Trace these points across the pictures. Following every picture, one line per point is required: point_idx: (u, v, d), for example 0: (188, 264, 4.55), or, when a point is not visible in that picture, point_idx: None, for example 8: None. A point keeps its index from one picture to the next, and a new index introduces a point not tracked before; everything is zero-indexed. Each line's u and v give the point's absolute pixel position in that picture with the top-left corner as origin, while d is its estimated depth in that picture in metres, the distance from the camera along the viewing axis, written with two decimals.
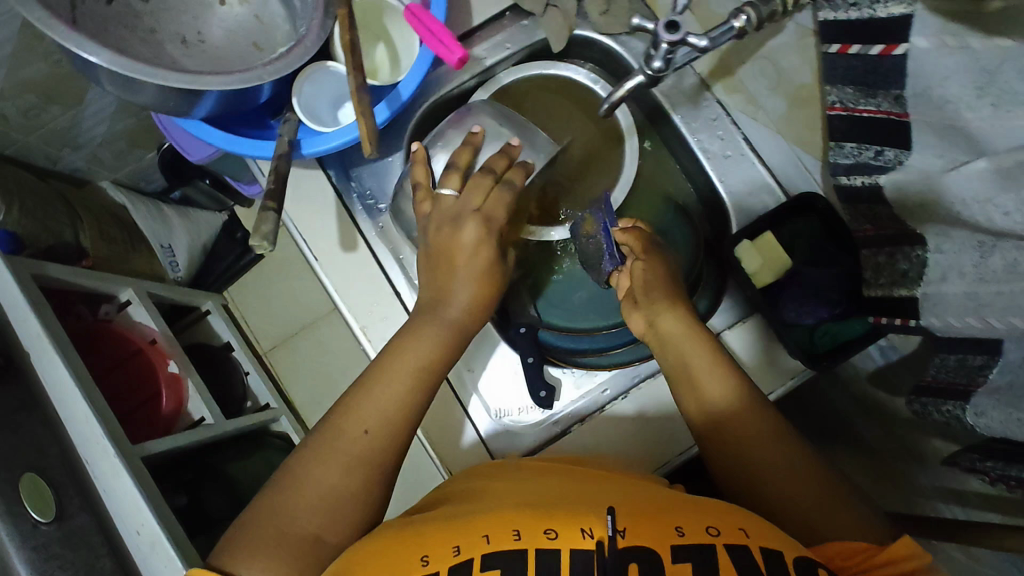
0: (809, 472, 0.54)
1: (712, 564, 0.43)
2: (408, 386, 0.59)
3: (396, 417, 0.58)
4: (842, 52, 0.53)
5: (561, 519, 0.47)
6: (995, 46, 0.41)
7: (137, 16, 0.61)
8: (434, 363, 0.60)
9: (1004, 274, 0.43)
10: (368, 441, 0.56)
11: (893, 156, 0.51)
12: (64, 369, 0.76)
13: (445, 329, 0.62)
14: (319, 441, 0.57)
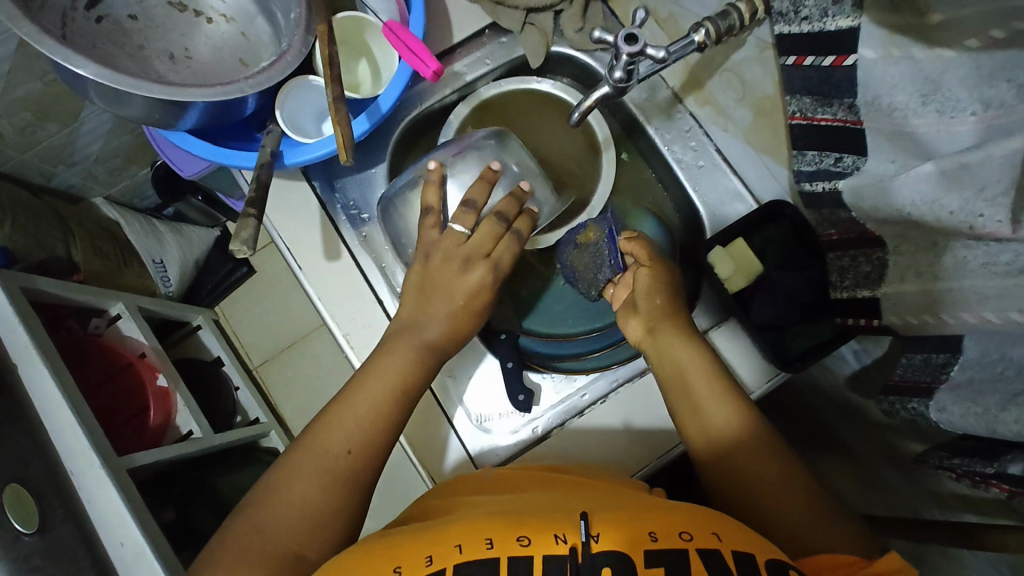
0: (796, 486, 0.56)
1: (686, 566, 0.43)
2: (388, 401, 0.60)
3: (375, 430, 0.59)
4: (798, 63, 0.56)
5: (534, 526, 0.46)
6: (937, 56, 0.43)
7: (126, 33, 0.63)
8: (413, 381, 0.62)
9: (954, 272, 0.45)
10: (347, 455, 0.58)
11: (850, 161, 0.53)
12: (51, 380, 0.76)
13: (426, 350, 0.64)
14: (297, 454, 0.58)
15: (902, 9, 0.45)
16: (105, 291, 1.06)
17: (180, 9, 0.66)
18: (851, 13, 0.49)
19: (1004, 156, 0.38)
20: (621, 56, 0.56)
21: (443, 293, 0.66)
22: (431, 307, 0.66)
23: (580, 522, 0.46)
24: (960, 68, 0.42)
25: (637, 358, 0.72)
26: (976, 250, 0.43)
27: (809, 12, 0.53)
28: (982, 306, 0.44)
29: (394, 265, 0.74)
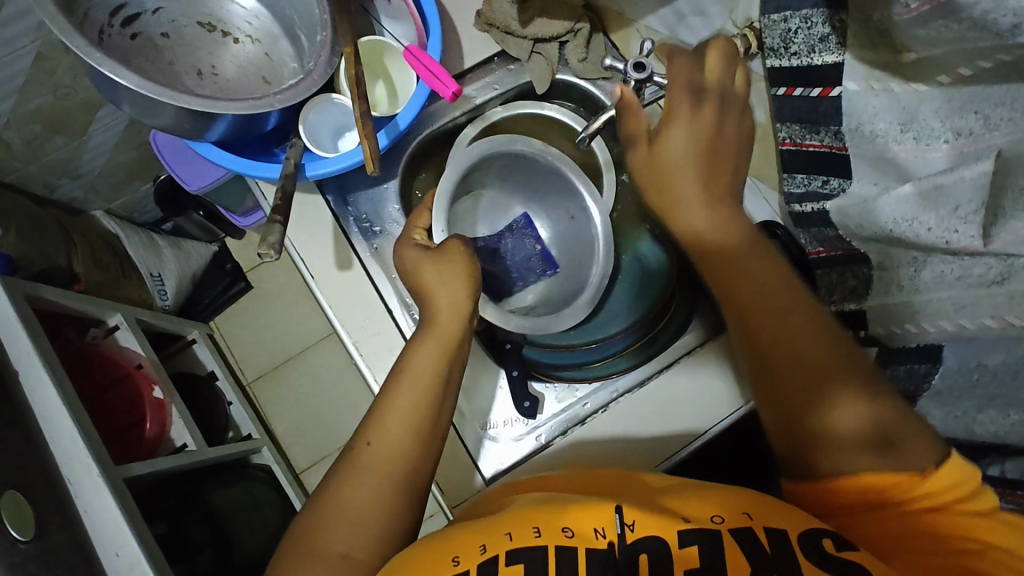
0: (856, 407, 0.51)
1: (720, 545, 0.46)
2: (421, 394, 0.59)
3: (415, 427, 0.58)
4: (787, 93, 0.61)
5: (575, 516, 0.48)
6: (913, 91, 0.52)
7: (158, 49, 0.66)
8: (439, 371, 0.60)
9: (933, 282, 0.51)
10: (389, 452, 0.56)
11: (838, 184, 0.58)
12: (51, 387, 0.76)
13: (443, 338, 0.62)
14: (346, 460, 0.57)
15: (880, 48, 0.53)
16: (105, 302, 1.07)
17: (209, 30, 0.70)
18: (837, 50, 0.57)
19: (974, 177, 0.46)
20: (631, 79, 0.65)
21: (433, 283, 0.65)
22: (432, 294, 0.65)
23: (616, 513, 0.48)
24: (935, 102, 0.51)
25: (637, 370, 0.73)
26: (952, 264, 0.49)
27: (798, 48, 0.59)
28: (958, 313, 0.50)
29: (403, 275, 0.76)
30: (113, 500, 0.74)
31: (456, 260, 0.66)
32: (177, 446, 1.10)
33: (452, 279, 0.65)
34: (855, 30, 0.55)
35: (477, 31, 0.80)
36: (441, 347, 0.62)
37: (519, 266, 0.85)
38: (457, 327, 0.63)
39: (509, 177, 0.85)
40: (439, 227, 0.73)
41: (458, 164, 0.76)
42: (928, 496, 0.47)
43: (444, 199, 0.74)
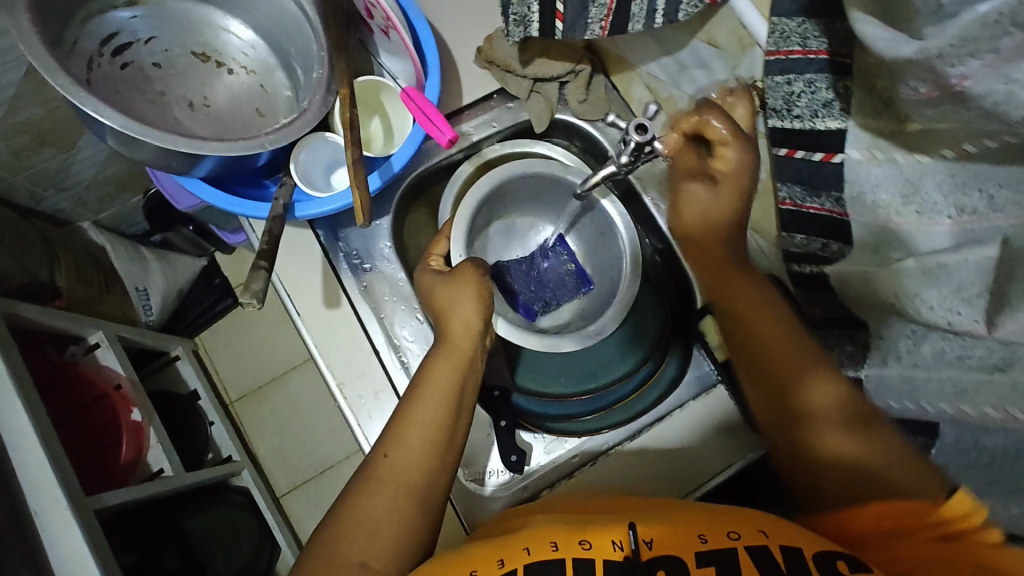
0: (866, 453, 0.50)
1: (735, 563, 0.43)
2: (437, 407, 0.58)
3: (434, 442, 0.57)
4: (788, 155, 0.56)
5: (593, 531, 0.47)
6: (915, 160, 0.49)
7: (148, 80, 0.65)
8: (454, 387, 0.60)
9: (933, 360, 0.49)
10: (407, 465, 0.55)
11: (835, 249, 0.56)
12: (20, 411, 0.71)
13: (457, 351, 0.62)
14: (363, 474, 0.55)
15: (886, 115, 0.49)
16: (83, 318, 0.99)
17: (203, 60, 0.68)
18: (840, 116, 0.52)
19: (977, 260, 0.43)
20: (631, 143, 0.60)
21: (447, 302, 0.66)
22: (447, 314, 0.65)
23: (629, 530, 0.47)
24: (937, 174, 0.47)
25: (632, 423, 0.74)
26: (953, 341, 0.47)
27: (801, 111, 0.55)
28: (959, 399, 0.47)
29: (393, 315, 0.75)
30: (80, 535, 0.69)
31: (467, 281, 0.66)
32: (153, 471, 1.03)
33: (464, 298, 0.65)
34: (860, 96, 0.51)
35: (478, 67, 0.79)
36: (457, 365, 0.62)
37: (553, 286, 0.85)
38: (470, 346, 0.63)
39: (530, 202, 0.86)
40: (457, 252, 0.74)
41: (480, 188, 0.77)
42: (933, 527, 0.44)
43: (461, 225, 0.75)
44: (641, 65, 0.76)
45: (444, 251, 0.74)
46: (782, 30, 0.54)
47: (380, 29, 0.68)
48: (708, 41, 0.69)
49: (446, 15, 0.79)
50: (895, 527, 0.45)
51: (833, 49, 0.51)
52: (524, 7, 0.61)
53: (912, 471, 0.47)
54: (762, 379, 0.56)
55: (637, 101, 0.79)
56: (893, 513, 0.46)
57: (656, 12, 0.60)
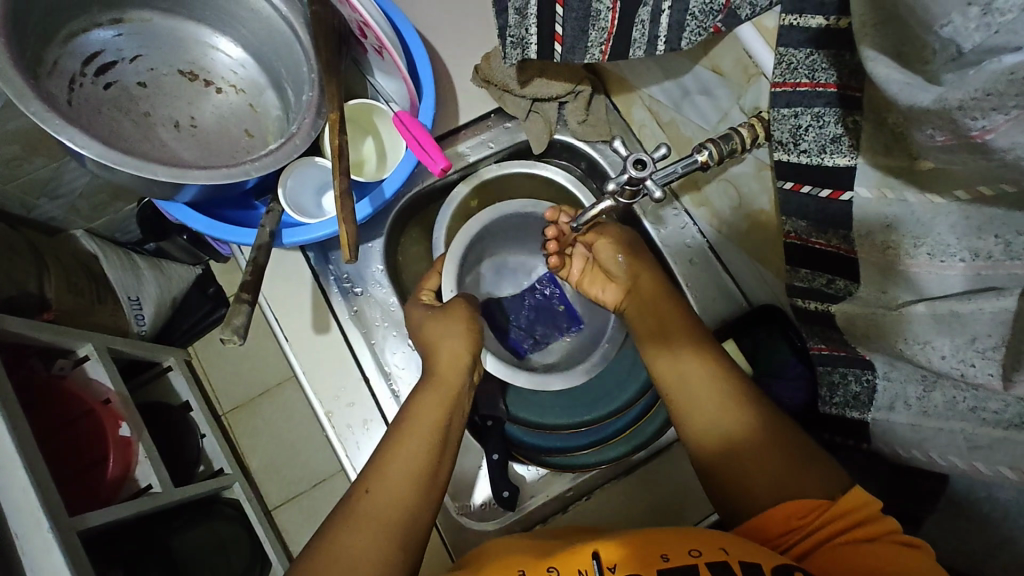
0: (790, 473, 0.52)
1: None
2: (422, 443, 0.56)
3: (418, 479, 0.54)
4: (794, 190, 0.53)
5: (564, 557, 0.47)
6: (927, 201, 0.44)
7: (133, 100, 0.64)
8: (440, 423, 0.58)
9: (943, 410, 0.46)
10: (388, 502, 0.52)
11: (843, 285, 0.54)
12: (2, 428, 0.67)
13: (447, 384, 0.61)
14: (343, 509, 0.53)
15: (894, 153, 0.45)
16: (74, 332, 0.92)
17: (190, 79, 0.67)
18: (849, 153, 0.49)
19: (993, 311, 0.40)
20: (625, 176, 0.56)
21: (436, 338, 0.63)
22: (435, 346, 0.63)
23: (595, 559, 0.45)
24: (950, 216, 0.43)
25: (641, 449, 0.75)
26: (965, 392, 0.44)
27: (808, 145, 0.51)
28: (972, 455, 0.45)
29: (384, 341, 0.74)
30: (64, 559, 0.66)
31: (457, 317, 0.64)
32: (141, 488, 0.95)
33: (454, 332, 0.63)
34: (869, 134, 0.47)
35: (474, 86, 0.77)
36: (444, 398, 0.59)
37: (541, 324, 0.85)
38: (459, 380, 0.61)
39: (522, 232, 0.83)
40: (448, 288, 0.72)
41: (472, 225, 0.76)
42: (841, 523, 0.47)
43: (454, 262, 0.74)
44: (643, 87, 0.74)
45: (435, 286, 0.72)
46: (790, 62, 0.50)
47: (374, 49, 0.66)
48: (712, 68, 0.62)
49: (442, 33, 0.77)
50: (802, 524, 0.48)
51: (842, 83, 0.48)
52: (521, 29, 0.59)
53: (830, 480, 0.51)
54: (710, 413, 0.58)
55: (637, 123, 0.79)
56: (799, 508, 0.49)
57: (658, 38, 0.54)
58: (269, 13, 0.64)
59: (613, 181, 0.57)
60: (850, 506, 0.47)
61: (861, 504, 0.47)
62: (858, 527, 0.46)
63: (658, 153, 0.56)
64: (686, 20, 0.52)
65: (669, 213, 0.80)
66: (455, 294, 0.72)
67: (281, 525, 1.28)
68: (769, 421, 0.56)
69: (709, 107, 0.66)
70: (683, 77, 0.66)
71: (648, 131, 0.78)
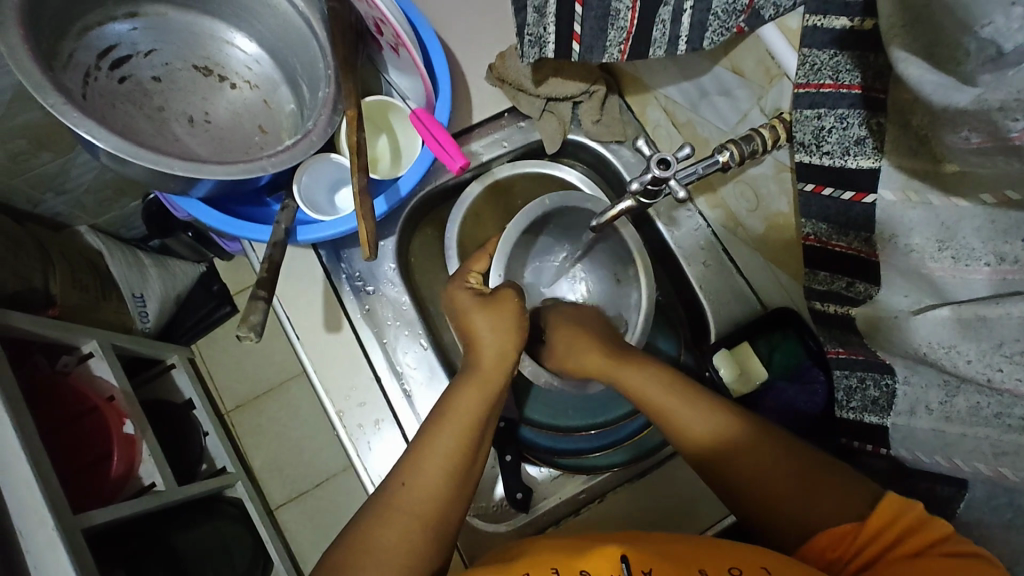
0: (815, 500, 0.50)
1: None
2: (460, 433, 0.54)
3: (454, 469, 0.53)
4: (816, 192, 0.53)
5: (594, 559, 0.45)
6: (953, 204, 0.43)
7: (147, 94, 0.64)
8: (479, 416, 0.57)
9: (968, 416, 0.45)
10: (424, 495, 0.51)
11: (864, 289, 0.53)
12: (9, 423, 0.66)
13: (486, 384, 0.59)
14: (377, 501, 0.51)
15: (921, 155, 0.44)
16: (78, 328, 0.91)
17: (205, 74, 0.67)
18: (874, 155, 0.48)
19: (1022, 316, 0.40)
20: (648, 176, 0.56)
21: (481, 331, 0.63)
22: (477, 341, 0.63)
23: (622, 562, 0.44)
24: (975, 220, 0.42)
25: None
26: (989, 398, 0.44)
27: (831, 147, 0.51)
28: (997, 460, 0.44)
29: (395, 340, 0.73)
30: (69, 556, 0.65)
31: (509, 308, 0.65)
32: (144, 486, 0.94)
33: (501, 327, 0.63)
34: (894, 135, 0.46)
35: (489, 85, 0.77)
36: (484, 392, 0.58)
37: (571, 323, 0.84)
38: (501, 377, 0.60)
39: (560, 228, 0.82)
40: (496, 270, 0.72)
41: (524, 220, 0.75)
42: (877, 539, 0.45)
43: (506, 245, 0.73)
44: (659, 87, 0.74)
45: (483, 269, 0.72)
46: (814, 63, 0.50)
47: (391, 46, 0.66)
48: (733, 69, 0.61)
49: (456, 30, 0.76)
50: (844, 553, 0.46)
51: (866, 84, 0.47)
52: (540, 28, 0.60)
53: (845, 491, 0.49)
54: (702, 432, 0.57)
55: (652, 124, 0.78)
56: (835, 539, 0.47)
57: (680, 37, 0.54)
58: (285, 9, 0.64)
59: (635, 180, 0.57)
60: (890, 518, 0.45)
61: (906, 509, 0.44)
62: (908, 538, 0.43)
63: (681, 152, 0.56)
64: (708, 20, 0.52)
65: (683, 214, 0.80)
66: (503, 278, 0.72)
67: (284, 526, 1.27)
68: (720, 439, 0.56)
69: (728, 109, 0.65)
70: (701, 78, 0.66)
71: (663, 131, 0.78)
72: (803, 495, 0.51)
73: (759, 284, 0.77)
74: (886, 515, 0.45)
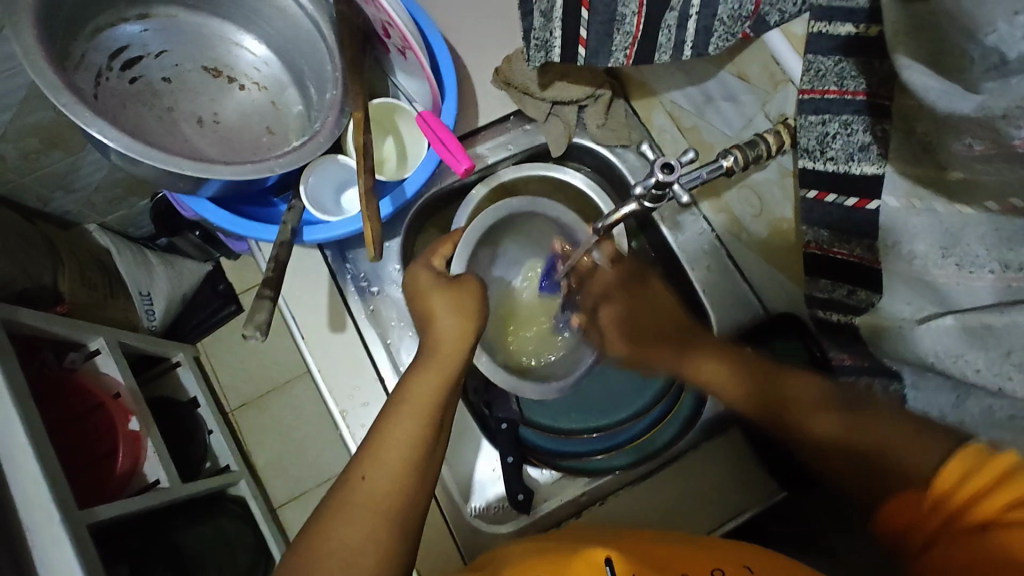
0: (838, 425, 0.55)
1: None
2: (417, 419, 0.54)
3: (413, 455, 0.53)
4: (819, 199, 0.53)
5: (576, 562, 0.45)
6: (956, 211, 0.43)
7: (157, 95, 0.65)
8: (435, 403, 0.55)
9: (980, 420, 0.45)
10: (387, 489, 0.51)
11: (864, 296, 0.53)
12: (17, 418, 0.67)
13: (445, 367, 0.57)
14: (338, 493, 0.51)
15: (925, 162, 0.44)
16: (86, 325, 0.92)
17: (214, 75, 0.68)
18: (877, 161, 0.48)
19: None
20: (652, 179, 0.56)
21: (439, 310, 0.61)
22: (436, 321, 0.61)
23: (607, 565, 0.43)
24: (980, 227, 0.42)
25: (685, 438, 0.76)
26: (1001, 401, 0.43)
27: (835, 153, 0.51)
28: None
29: (399, 341, 0.74)
30: (73, 551, 0.65)
31: (465, 290, 0.62)
32: (148, 482, 0.95)
33: (459, 309, 0.61)
34: (899, 142, 0.46)
35: (496, 88, 0.77)
36: (442, 378, 0.57)
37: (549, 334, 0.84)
38: (459, 359, 0.59)
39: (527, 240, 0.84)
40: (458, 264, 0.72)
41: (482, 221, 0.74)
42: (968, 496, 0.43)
43: (466, 244, 0.73)
44: (665, 92, 0.74)
45: (450, 253, 0.70)
46: (819, 69, 0.50)
47: (398, 48, 0.66)
48: (738, 75, 0.61)
49: (462, 34, 0.77)
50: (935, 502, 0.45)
51: (871, 91, 0.47)
52: (546, 33, 0.59)
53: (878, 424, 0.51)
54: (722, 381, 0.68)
55: (656, 128, 0.78)
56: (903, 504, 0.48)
57: (685, 42, 0.54)
58: (295, 11, 0.64)
59: (640, 184, 0.57)
60: (965, 470, 0.43)
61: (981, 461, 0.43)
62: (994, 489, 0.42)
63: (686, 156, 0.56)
64: (714, 25, 0.53)
65: (687, 218, 0.80)
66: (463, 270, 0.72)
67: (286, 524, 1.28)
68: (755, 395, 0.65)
69: (734, 114, 0.65)
70: (707, 83, 0.66)
71: (668, 136, 0.77)
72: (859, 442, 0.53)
73: (762, 289, 0.77)
74: (953, 474, 0.44)
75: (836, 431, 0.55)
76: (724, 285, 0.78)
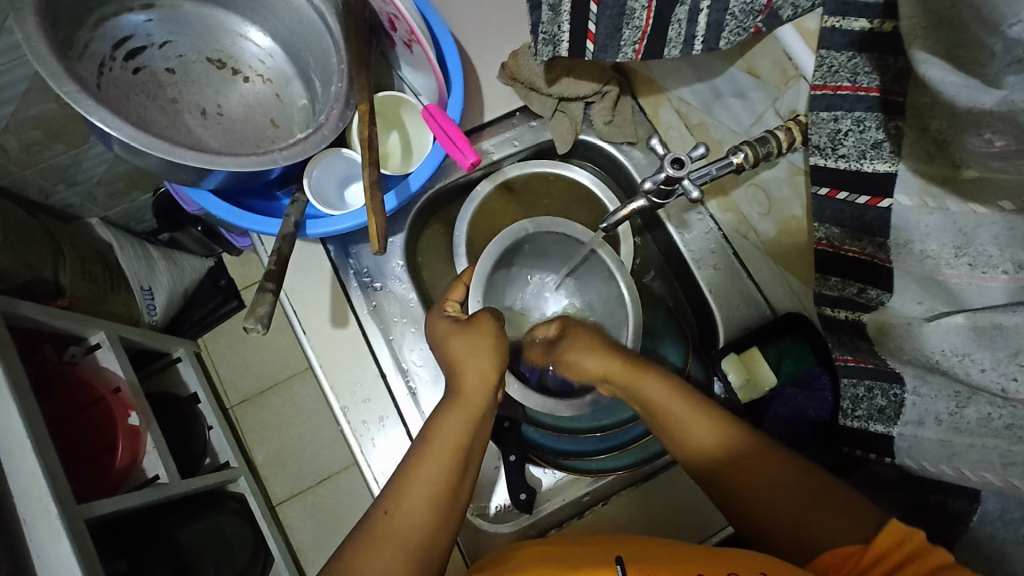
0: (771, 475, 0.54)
1: None
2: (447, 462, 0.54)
3: (441, 493, 0.53)
4: (830, 195, 0.52)
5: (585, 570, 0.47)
6: (970, 211, 0.42)
7: (161, 86, 0.64)
8: (463, 441, 0.56)
9: (977, 428, 0.44)
10: (407, 525, 0.51)
11: (874, 295, 0.52)
12: (16, 412, 0.66)
13: (470, 409, 0.58)
14: (365, 526, 0.52)
15: (937, 161, 0.44)
16: (87, 319, 0.91)
17: (219, 66, 0.67)
18: (890, 159, 0.48)
19: None
20: (662, 175, 0.56)
21: (460, 354, 0.61)
22: (460, 365, 0.61)
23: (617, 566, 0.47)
24: (992, 226, 0.41)
25: None
26: (1001, 409, 0.42)
27: (848, 151, 0.50)
28: (1006, 471, 0.42)
29: (401, 337, 0.73)
30: (71, 548, 0.65)
31: (484, 332, 0.62)
32: (147, 478, 0.94)
33: (482, 350, 0.61)
34: (912, 139, 0.46)
35: (502, 84, 0.77)
36: (469, 418, 0.58)
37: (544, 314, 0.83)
38: (484, 402, 0.59)
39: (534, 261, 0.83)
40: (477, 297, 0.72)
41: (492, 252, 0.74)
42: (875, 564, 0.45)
43: (481, 276, 0.72)
44: (672, 89, 0.73)
45: (461, 297, 0.71)
46: (831, 64, 0.50)
47: (403, 42, 0.66)
48: (748, 70, 0.61)
49: (468, 29, 0.76)
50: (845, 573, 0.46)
51: (885, 87, 0.47)
52: (554, 27, 0.59)
53: (808, 487, 0.52)
54: (704, 437, 0.58)
55: (663, 125, 0.78)
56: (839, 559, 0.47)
57: (695, 37, 0.54)
58: (300, 3, 0.64)
59: (649, 179, 0.57)
60: (892, 542, 0.45)
61: (906, 536, 0.44)
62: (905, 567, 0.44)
63: (695, 153, 0.56)
64: (725, 19, 0.52)
65: (694, 217, 0.80)
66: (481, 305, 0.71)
67: (285, 521, 1.27)
68: (731, 455, 0.56)
69: (743, 111, 0.65)
70: (716, 79, 0.66)
71: (675, 132, 0.77)
72: (799, 507, 0.52)
73: (768, 289, 0.76)
74: (887, 540, 0.45)
75: (767, 479, 0.53)
76: (729, 284, 0.78)
